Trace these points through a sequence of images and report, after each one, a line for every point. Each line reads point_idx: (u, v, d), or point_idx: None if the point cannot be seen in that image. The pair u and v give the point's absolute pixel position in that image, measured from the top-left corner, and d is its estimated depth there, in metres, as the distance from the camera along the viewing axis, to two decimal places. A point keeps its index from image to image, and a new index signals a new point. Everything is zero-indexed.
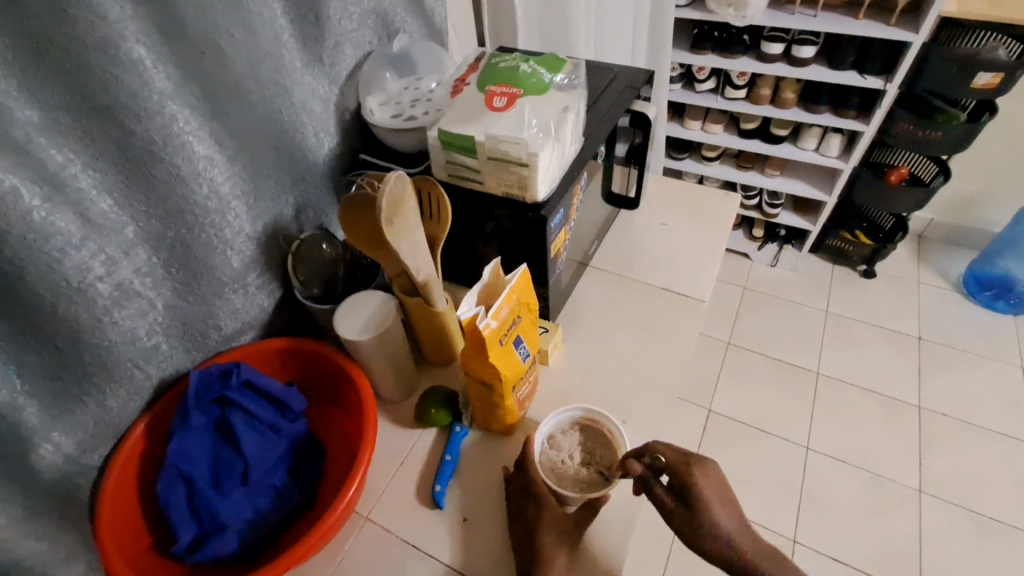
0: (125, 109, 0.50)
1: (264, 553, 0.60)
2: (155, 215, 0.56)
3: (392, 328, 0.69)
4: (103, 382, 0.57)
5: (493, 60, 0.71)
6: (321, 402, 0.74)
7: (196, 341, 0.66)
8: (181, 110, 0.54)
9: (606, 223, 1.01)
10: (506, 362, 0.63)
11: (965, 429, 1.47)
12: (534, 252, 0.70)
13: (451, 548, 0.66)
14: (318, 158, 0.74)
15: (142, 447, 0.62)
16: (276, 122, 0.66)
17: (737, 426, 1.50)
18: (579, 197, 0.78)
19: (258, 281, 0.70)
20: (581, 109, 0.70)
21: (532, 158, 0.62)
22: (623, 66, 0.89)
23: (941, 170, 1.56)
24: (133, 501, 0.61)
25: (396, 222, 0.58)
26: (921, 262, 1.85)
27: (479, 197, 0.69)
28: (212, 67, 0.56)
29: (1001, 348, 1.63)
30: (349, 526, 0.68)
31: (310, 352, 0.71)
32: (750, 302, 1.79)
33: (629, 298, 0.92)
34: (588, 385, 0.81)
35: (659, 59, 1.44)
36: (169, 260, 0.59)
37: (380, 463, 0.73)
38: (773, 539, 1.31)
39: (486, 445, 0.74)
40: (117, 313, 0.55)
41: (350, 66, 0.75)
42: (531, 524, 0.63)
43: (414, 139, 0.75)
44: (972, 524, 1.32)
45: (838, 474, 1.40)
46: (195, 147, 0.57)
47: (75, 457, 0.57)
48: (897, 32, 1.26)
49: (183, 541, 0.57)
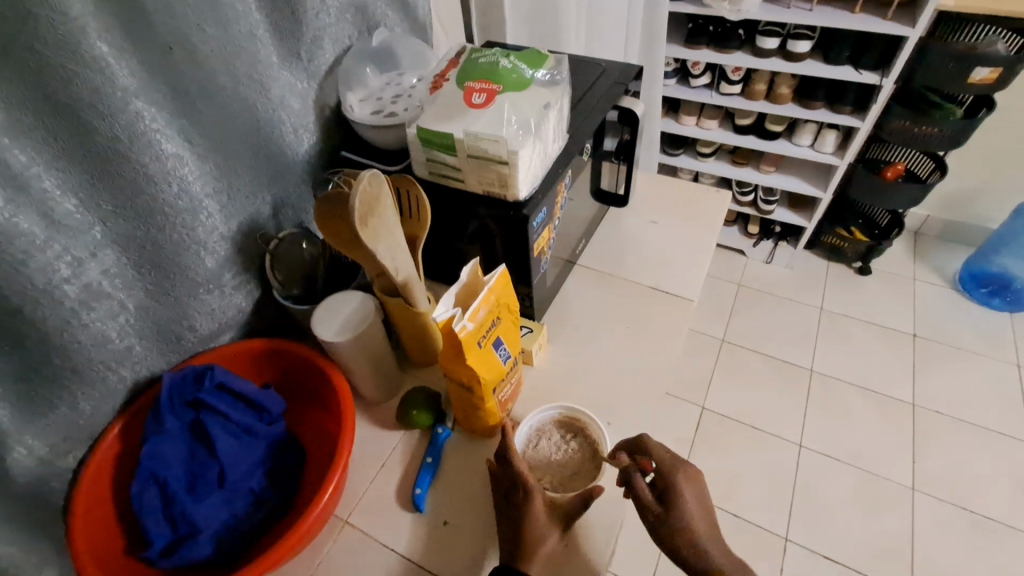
0: (89, 107, 0.48)
1: (239, 558, 0.59)
2: (124, 215, 0.55)
3: (371, 329, 0.67)
4: (74, 384, 0.56)
5: (474, 55, 0.70)
6: (300, 403, 0.73)
7: (172, 343, 0.65)
8: (148, 107, 0.53)
9: (595, 220, 1.00)
10: (485, 364, 0.62)
11: (959, 426, 1.47)
12: (516, 251, 0.69)
13: (429, 551, 0.65)
14: (296, 155, 0.72)
15: (116, 450, 0.61)
16: (252, 119, 0.64)
17: (730, 423, 1.49)
18: (564, 196, 0.76)
19: (235, 281, 0.69)
20: (564, 106, 0.68)
21: (512, 156, 0.60)
22: (610, 61, 0.88)
23: (937, 166, 1.55)
24: (107, 505, 0.60)
25: (372, 222, 0.57)
26: (917, 260, 1.84)
27: (460, 196, 0.68)
28: (182, 63, 0.55)
29: (997, 345, 1.62)
30: (328, 529, 0.67)
31: (288, 353, 0.70)
32: (744, 299, 1.78)
33: (616, 297, 0.91)
34: (573, 385, 0.80)
35: (653, 54, 1.42)
36: (139, 261, 0.58)
37: (361, 465, 0.72)
38: (765, 537, 1.31)
39: (467, 446, 0.73)
40: (86, 315, 0.54)
41: (329, 61, 0.74)
42: (513, 522, 0.62)
43: (396, 136, 0.73)
44: (964, 522, 1.32)
45: (831, 472, 1.40)
46: (163, 146, 0.55)
47: (48, 460, 0.56)
48: (894, 26, 1.25)
49: (155, 547, 0.56)
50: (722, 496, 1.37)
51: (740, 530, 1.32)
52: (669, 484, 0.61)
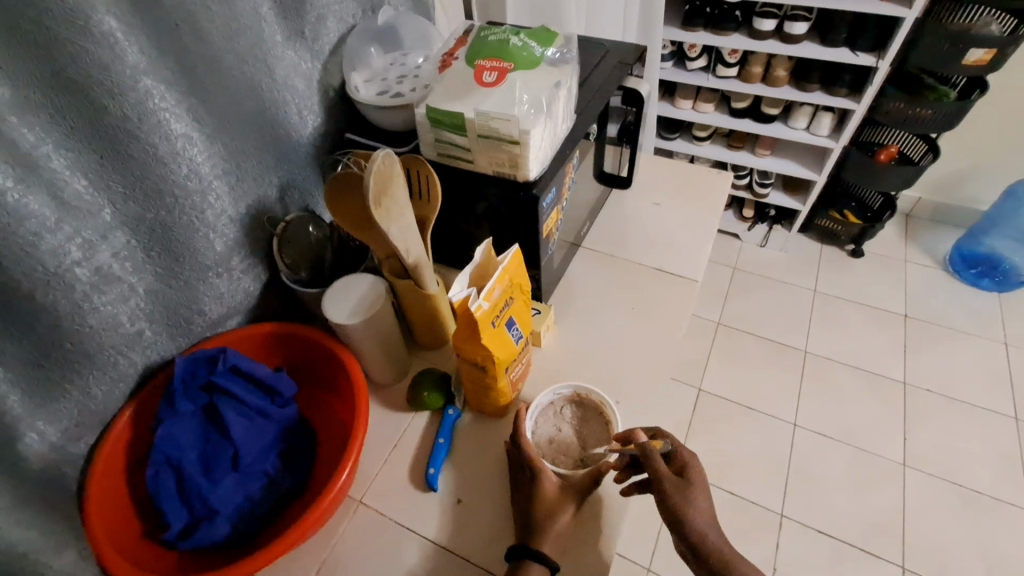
0: (97, 84, 0.47)
1: (256, 539, 0.60)
2: (133, 197, 0.54)
3: (382, 311, 0.67)
4: (85, 369, 0.56)
5: (482, 34, 0.69)
6: (311, 386, 0.73)
7: (181, 327, 0.65)
8: (156, 85, 0.52)
9: (598, 202, 1.00)
10: (498, 344, 0.62)
11: (948, 404, 1.50)
12: (526, 231, 0.69)
13: (443, 530, 0.66)
14: (302, 136, 0.72)
15: (128, 434, 0.60)
16: (258, 100, 0.64)
17: (726, 403, 1.52)
18: (571, 176, 0.76)
19: (243, 264, 0.69)
20: (573, 85, 0.68)
21: (523, 135, 0.60)
22: (614, 41, 0.87)
23: (930, 149, 1.56)
24: (121, 490, 0.59)
25: (385, 202, 0.57)
26: (908, 242, 1.86)
27: (469, 177, 0.68)
28: (189, 41, 0.54)
29: (986, 325, 1.65)
30: (343, 510, 0.68)
31: (298, 336, 0.69)
32: (740, 282, 1.80)
33: (621, 279, 0.91)
34: (581, 366, 0.81)
35: (651, 36, 1.41)
36: (149, 244, 0.57)
37: (373, 447, 0.73)
38: (760, 513, 1.34)
39: (479, 426, 0.74)
40: (97, 299, 0.54)
41: (333, 41, 0.73)
42: (528, 492, 0.63)
43: (401, 118, 0.73)
44: (954, 496, 1.36)
45: (825, 450, 1.43)
46: (172, 125, 0.54)
47: (61, 446, 0.56)
48: (889, 7, 1.25)
49: (173, 529, 0.56)
50: (720, 475, 1.39)
51: (737, 508, 1.35)
52: (682, 465, 0.63)
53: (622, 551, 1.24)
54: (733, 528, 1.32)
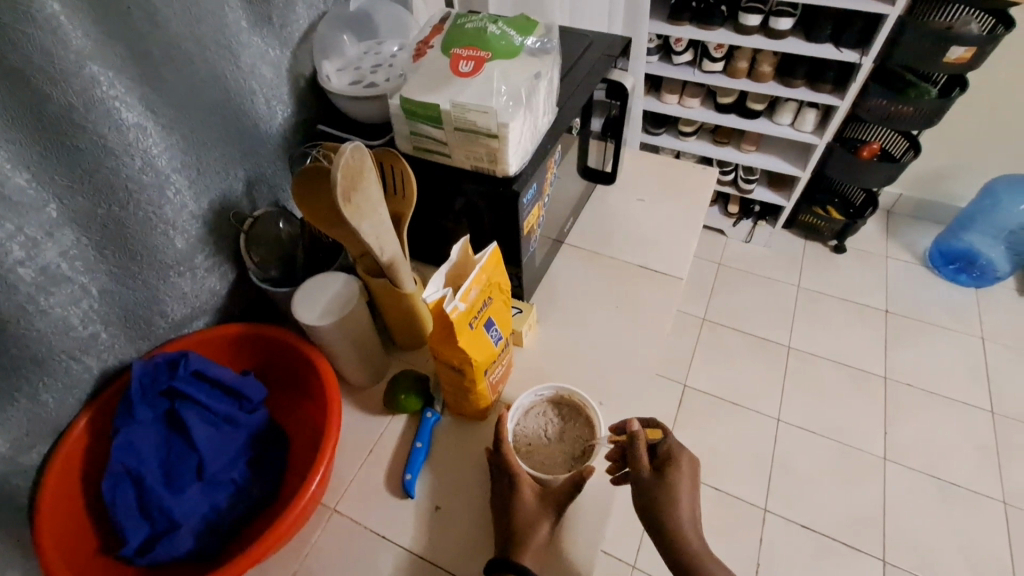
0: (39, 70, 0.44)
1: (221, 552, 0.57)
2: (83, 192, 0.51)
3: (355, 311, 0.64)
4: (34, 375, 0.53)
5: (459, 21, 0.66)
6: (282, 390, 0.70)
7: (141, 329, 0.61)
8: (105, 72, 0.49)
9: (582, 198, 0.98)
10: (477, 346, 0.60)
11: (927, 398, 1.52)
12: (506, 228, 0.67)
13: (421, 538, 0.63)
14: (270, 128, 0.68)
15: (84, 444, 0.57)
16: (220, 89, 0.60)
17: (711, 399, 1.52)
18: (553, 171, 0.73)
19: (207, 262, 0.65)
20: (554, 76, 0.66)
21: (502, 128, 0.58)
22: (598, 32, 0.85)
23: (911, 145, 1.57)
24: (77, 503, 0.56)
25: (355, 198, 0.54)
26: (890, 238, 1.87)
27: (447, 172, 0.65)
28: (142, 26, 0.51)
29: (964, 321, 1.67)
30: (316, 518, 0.65)
31: (267, 338, 0.66)
32: (724, 278, 1.80)
33: (604, 277, 0.89)
34: (564, 366, 0.79)
35: (637, 29, 1.39)
36: (102, 242, 0.54)
37: (347, 452, 0.70)
38: (744, 508, 1.34)
39: (458, 429, 0.71)
40: (45, 301, 0.50)
41: (303, 28, 0.69)
42: (507, 500, 0.61)
43: (376, 109, 0.69)
44: (933, 489, 1.37)
45: (808, 444, 1.44)
46: (124, 115, 0.51)
47: (9, 457, 0.53)
48: (872, 4, 1.24)
49: (132, 543, 0.53)
50: (704, 471, 1.39)
51: (720, 504, 1.35)
52: (668, 455, 0.62)
53: (606, 549, 1.23)
54: (717, 522, 1.32)
